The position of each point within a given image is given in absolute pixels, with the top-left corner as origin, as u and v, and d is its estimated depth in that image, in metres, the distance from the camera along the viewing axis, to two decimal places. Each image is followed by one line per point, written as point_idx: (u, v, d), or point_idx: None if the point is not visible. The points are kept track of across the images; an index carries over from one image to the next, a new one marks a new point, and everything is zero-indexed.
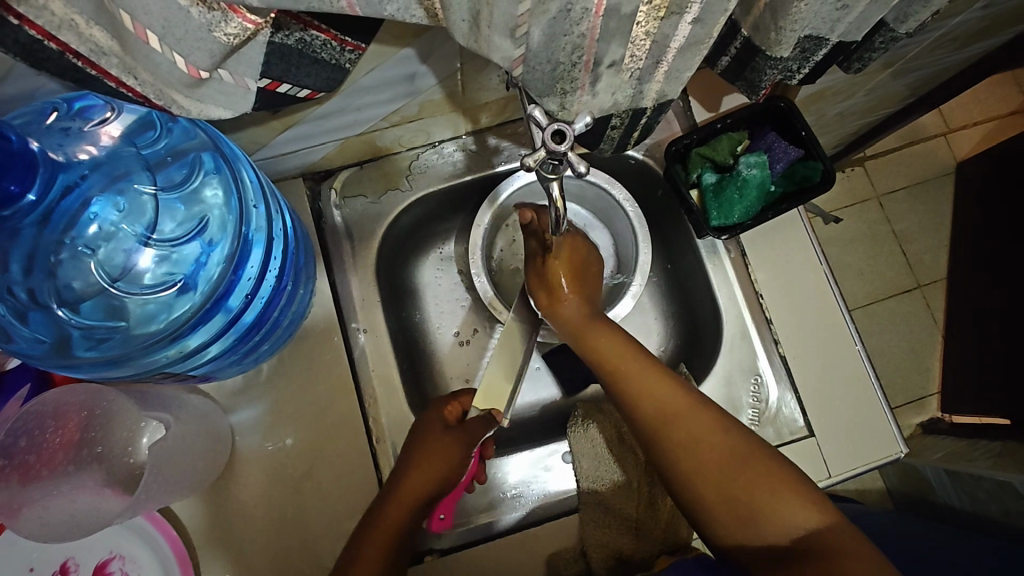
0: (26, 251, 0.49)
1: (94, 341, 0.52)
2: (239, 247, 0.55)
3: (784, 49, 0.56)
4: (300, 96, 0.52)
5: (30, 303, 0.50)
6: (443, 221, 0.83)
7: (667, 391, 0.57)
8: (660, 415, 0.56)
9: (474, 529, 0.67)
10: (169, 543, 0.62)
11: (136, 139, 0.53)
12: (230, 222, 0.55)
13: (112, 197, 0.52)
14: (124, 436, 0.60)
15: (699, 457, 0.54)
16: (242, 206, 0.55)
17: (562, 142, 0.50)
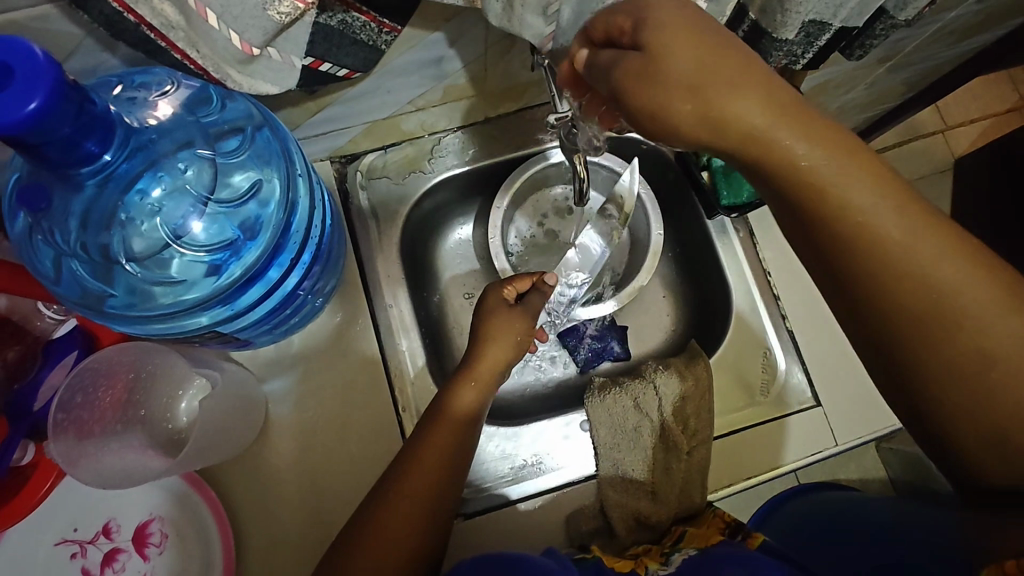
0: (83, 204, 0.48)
1: (129, 300, 0.52)
2: (280, 238, 0.55)
3: (789, 31, 0.60)
4: (339, 75, 0.56)
5: (79, 254, 0.50)
6: (461, 206, 0.86)
7: (972, 288, 0.40)
8: (918, 282, 0.40)
9: (497, 495, 0.70)
10: (203, 500, 0.64)
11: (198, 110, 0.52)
12: (279, 211, 0.55)
13: (173, 162, 0.52)
14: (164, 401, 0.64)
15: (980, 330, 0.40)
16: (289, 200, 0.56)
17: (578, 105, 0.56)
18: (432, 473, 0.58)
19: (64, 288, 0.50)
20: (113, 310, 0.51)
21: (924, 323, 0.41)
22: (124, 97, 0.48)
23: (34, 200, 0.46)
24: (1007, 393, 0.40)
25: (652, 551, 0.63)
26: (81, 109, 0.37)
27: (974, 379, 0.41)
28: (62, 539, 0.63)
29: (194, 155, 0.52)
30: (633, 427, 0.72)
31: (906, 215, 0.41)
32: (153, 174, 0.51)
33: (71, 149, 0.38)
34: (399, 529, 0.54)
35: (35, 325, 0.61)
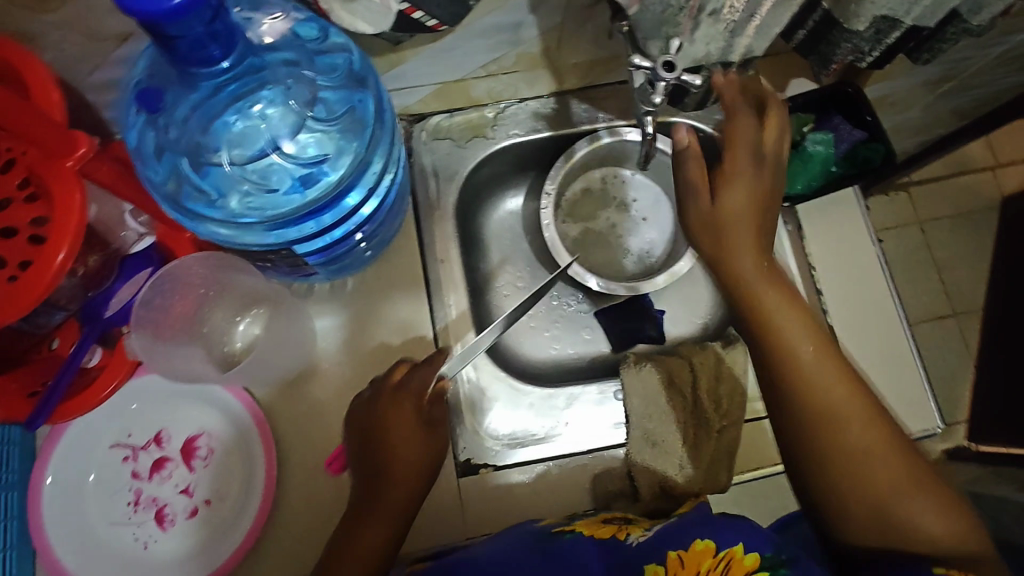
0: (194, 105, 0.51)
1: (202, 199, 0.55)
2: (340, 188, 0.57)
3: (862, 22, 0.62)
4: (427, 26, 0.59)
5: (178, 150, 0.53)
6: (514, 177, 0.89)
7: (843, 388, 0.57)
8: (827, 394, 0.56)
9: (526, 453, 0.72)
10: (251, 418, 0.68)
11: (308, 41, 0.55)
12: (349, 163, 0.56)
13: (278, 81, 0.53)
14: (224, 324, 0.69)
15: (852, 428, 0.56)
16: (362, 157, 0.57)
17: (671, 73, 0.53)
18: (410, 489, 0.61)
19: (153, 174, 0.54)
20: (188, 205, 0.54)
21: (821, 419, 0.56)
22: (245, 15, 0.51)
23: (151, 99, 0.49)
24: (856, 490, 0.55)
25: (637, 519, 0.64)
26: (216, 14, 0.40)
27: (851, 465, 0.55)
28: (117, 443, 0.67)
29: (299, 78, 0.54)
30: (665, 400, 0.73)
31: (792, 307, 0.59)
32: (258, 89, 0.53)
33: (198, 50, 0.42)
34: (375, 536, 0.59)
35: (119, 235, 0.65)
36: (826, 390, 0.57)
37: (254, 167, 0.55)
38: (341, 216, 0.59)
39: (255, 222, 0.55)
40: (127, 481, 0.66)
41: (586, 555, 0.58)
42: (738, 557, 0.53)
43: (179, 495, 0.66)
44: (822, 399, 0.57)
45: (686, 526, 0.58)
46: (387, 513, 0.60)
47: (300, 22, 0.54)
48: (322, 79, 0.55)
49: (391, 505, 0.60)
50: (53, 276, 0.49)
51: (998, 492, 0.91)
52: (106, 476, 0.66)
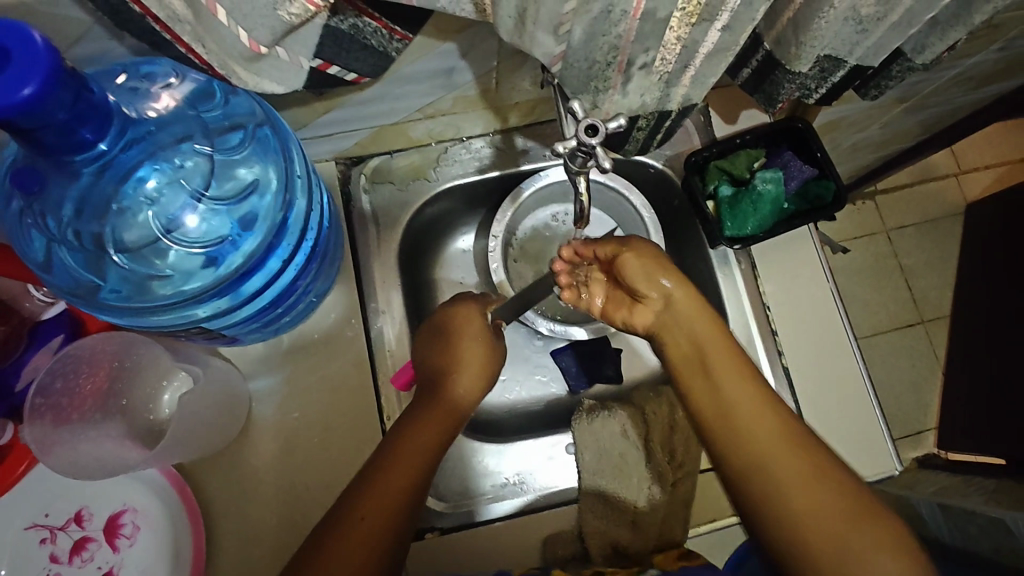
0: (80, 194, 0.47)
1: (120, 291, 0.52)
2: (270, 240, 0.54)
3: (803, 64, 0.60)
4: (347, 80, 0.56)
5: (77, 245, 0.50)
6: (463, 216, 0.85)
7: (760, 411, 0.54)
8: (755, 441, 0.53)
9: (475, 511, 0.69)
10: (179, 496, 0.64)
11: (197, 105, 0.52)
12: (271, 212, 0.54)
13: (169, 154, 0.50)
14: (146, 393, 0.63)
15: (791, 486, 0.50)
16: (285, 201, 0.55)
17: (593, 136, 0.49)
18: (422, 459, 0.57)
19: (51, 272, 0.49)
20: (107, 303, 0.51)
21: (761, 496, 0.51)
22: (127, 87, 0.48)
23: (27, 182, 0.46)
24: (793, 500, 0.49)
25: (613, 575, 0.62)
26: (78, 97, 0.37)
27: (814, 562, 0.47)
28: (33, 524, 0.62)
29: (192, 149, 0.51)
30: (618, 454, 0.70)
31: (742, 390, 0.56)
32: (149, 166, 0.50)
33: (65, 137, 0.38)
34: (388, 492, 0.53)
35: (23, 306, 0.60)
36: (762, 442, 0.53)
37: (172, 246, 0.52)
38: (276, 269, 0.56)
39: (188, 299, 0.52)
40: (45, 566, 0.62)
41: None
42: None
43: None
44: (780, 500, 0.49)
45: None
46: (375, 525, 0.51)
47: (195, 84, 0.50)
48: (220, 145, 0.53)
49: (378, 510, 0.52)
50: None
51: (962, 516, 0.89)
52: (20, 562, 0.61)
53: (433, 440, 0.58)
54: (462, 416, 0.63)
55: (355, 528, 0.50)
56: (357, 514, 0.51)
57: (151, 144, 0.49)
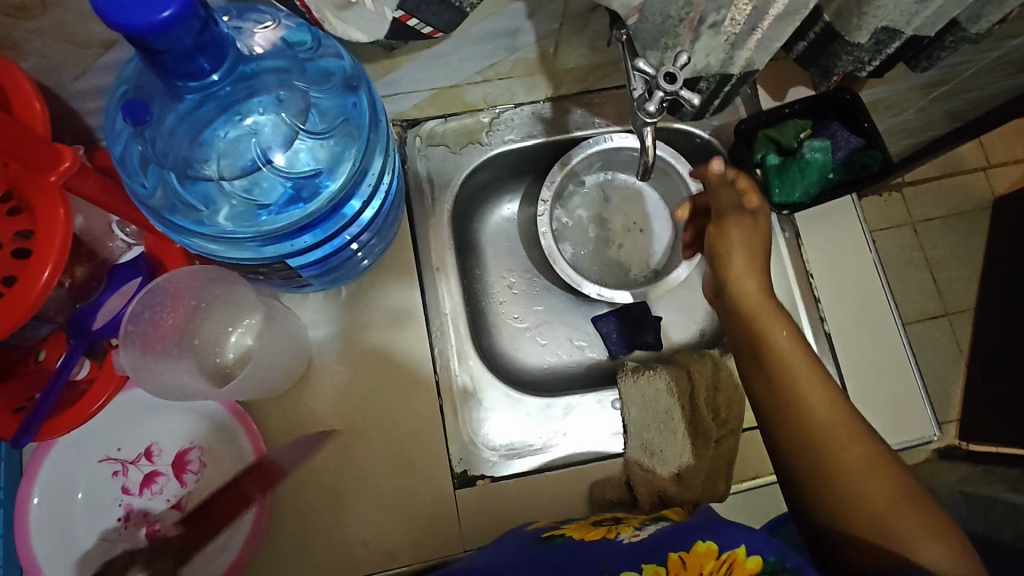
0: (182, 116, 0.50)
1: (193, 210, 0.54)
2: (337, 197, 0.57)
3: (862, 35, 0.62)
4: (423, 33, 0.58)
5: (167, 162, 0.52)
6: (509, 183, 0.87)
7: (820, 389, 0.57)
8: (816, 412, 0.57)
9: (524, 464, 0.71)
10: (251, 444, 0.66)
11: (299, 48, 0.53)
12: (346, 169, 0.56)
13: (269, 91, 0.52)
14: (216, 334, 0.66)
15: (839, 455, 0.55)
16: (361, 163, 0.57)
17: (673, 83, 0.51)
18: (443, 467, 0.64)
19: (143, 188, 0.53)
20: (176, 217, 0.54)
21: (828, 480, 0.55)
22: (232, 26, 0.50)
23: (136, 110, 0.48)
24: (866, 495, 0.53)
25: (626, 520, 0.63)
26: (205, 27, 0.39)
27: (865, 525, 0.52)
28: (106, 457, 0.65)
29: (291, 89, 0.52)
30: (663, 410, 0.72)
31: (806, 363, 0.59)
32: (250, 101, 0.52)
33: (185, 63, 0.41)
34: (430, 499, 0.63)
35: (107, 246, 0.64)
36: (826, 424, 0.56)
37: (250, 177, 0.55)
38: (338, 224, 0.59)
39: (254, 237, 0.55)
40: (117, 497, 0.65)
41: (580, 551, 0.54)
42: (740, 561, 0.48)
43: (169, 510, 0.65)
44: (835, 459, 0.55)
45: (685, 530, 0.55)
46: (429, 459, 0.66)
47: (291, 30, 0.53)
48: (314, 88, 0.54)
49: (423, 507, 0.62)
50: (39, 293, 0.48)
51: (990, 495, 0.91)
52: (94, 490, 0.65)
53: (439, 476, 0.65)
54: None
55: None
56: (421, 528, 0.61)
57: (254, 81, 0.50)
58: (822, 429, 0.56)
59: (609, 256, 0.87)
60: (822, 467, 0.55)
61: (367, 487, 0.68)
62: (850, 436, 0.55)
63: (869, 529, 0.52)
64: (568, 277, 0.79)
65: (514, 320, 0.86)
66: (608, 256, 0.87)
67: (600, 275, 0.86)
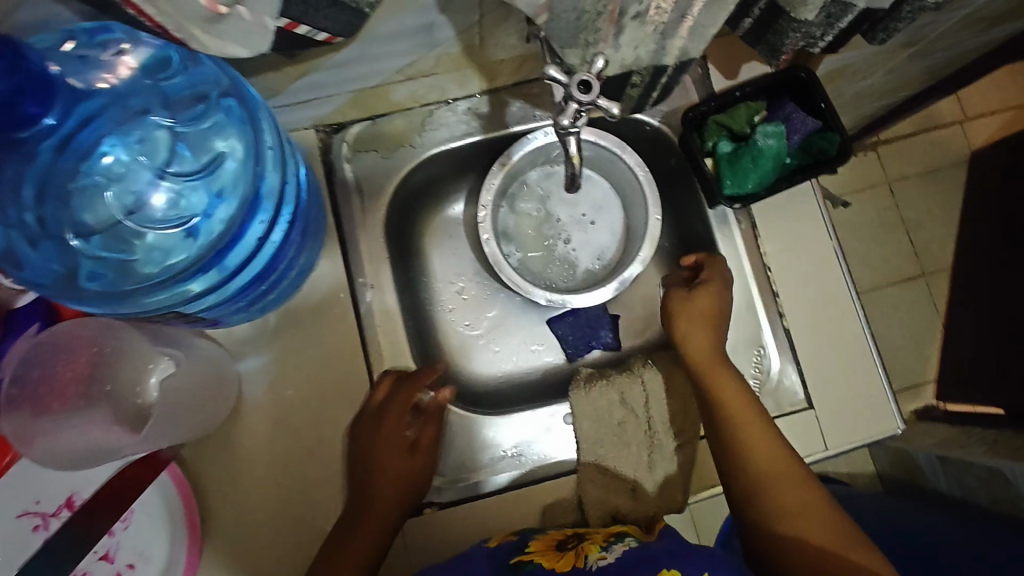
0: (40, 177, 0.50)
1: (102, 276, 0.53)
2: (246, 202, 0.54)
3: (809, 11, 0.56)
4: (318, 40, 0.52)
5: (41, 232, 0.51)
6: (450, 182, 0.82)
7: (750, 408, 0.64)
8: (744, 429, 0.63)
9: (476, 486, 0.68)
10: (179, 495, 0.64)
11: (152, 73, 0.52)
12: (241, 169, 0.54)
13: (121, 131, 0.53)
14: (133, 374, 0.60)
15: (763, 465, 0.61)
16: (257, 153, 0.54)
17: (588, 93, 0.48)
18: (400, 490, 0.65)
19: (30, 273, 0.50)
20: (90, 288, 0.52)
21: (762, 489, 0.60)
22: (76, 55, 0.46)
23: None
24: (793, 505, 0.59)
25: (591, 535, 0.62)
26: (13, 68, 0.39)
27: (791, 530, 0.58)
28: (23, 512, 0.60)
29: (148, 122, 0.53)
30: (617, 421, 0.69)
31: (738, 391, 0.65)
32: (104, 143, 0.52)
33: (9, 108, 0.41)
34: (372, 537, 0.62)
35: None
36: (756, 442, 0.62)
37: (139, 226, 0.54)
38: (267, 228, 0.56)
39: (179, 271, 0.53)
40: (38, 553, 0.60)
41: None
42: None
43: (98, 561, 0.61)
44: (764, 470, 0.61)
45: (652, 555, 0.56)
46: (390, 491, 0.65)
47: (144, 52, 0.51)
48: (176, 113, 0.54)
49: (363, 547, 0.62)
50: None
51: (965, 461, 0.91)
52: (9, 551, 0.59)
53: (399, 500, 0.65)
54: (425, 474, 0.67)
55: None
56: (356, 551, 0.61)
57: (99, 124, 0.51)
58: (753, 447, 0.62)
59: (560, 254, 0.82)
60: (758, 483, 0.61)
61: (314, 519, 0.66)
62: (781, 457, 0.62)
63: (803, 538, 0.57)
64: (513, 282, 0.74)
65: (466, 328, 0.82)
66: (560, 253, 0.82)
67: (551, 274, 0.82)
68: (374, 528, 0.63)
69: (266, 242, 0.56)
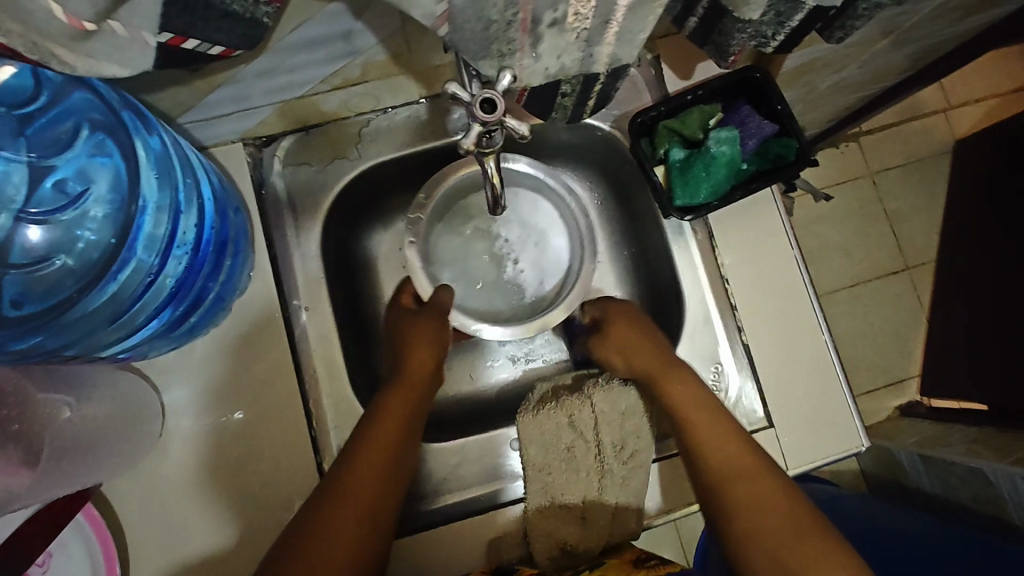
0: None
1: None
2: (133, 209, 0.57)
3: (753, 10, 0.51)
4: (213, 54, 0.48)
5: None
6: (395, 193, 0.77)
7: (697, 397, 0.61)
8: (694, 419, 0.60)
9: (418, 516, 0.66)
10: (99, 540, 0.60)
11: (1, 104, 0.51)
12: (119, 179, 0.57)
13: None
14: (44, 415, 0.54)
15: (712, 454, 0.56)
16: (135, 162, 0.56)
17: (492, 111, 0.47)
18: (385, 465, 0.55)
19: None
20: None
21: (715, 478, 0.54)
22: None
23: None
24: (741, 486, 0.52)
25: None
26: None
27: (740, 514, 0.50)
28: None
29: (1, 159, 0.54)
30: (565, 446, 0.66)
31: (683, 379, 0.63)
32: None
33: None
34: (348, 513, 0.50)
35: None
36: (700, 428, 0.59)
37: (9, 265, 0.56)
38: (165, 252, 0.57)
39: (77, 296, 0.56)
40: None
41: None
42: None
43: None
44: (714, 455, 0.56)
45: None
46: (368, 482, 0.53)
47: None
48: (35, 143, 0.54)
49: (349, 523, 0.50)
50: None
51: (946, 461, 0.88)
52: None
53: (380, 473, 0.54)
54: (408, 453, 0.58)
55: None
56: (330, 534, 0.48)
57: None
58: (702, 435, 0.58)
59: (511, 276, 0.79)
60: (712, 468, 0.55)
61: (247, 553, 0.62)
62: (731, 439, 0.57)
63: (749, 516, 0.49)
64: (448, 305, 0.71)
65: None
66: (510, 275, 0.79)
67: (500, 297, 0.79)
68: (347, 539, 0.49)
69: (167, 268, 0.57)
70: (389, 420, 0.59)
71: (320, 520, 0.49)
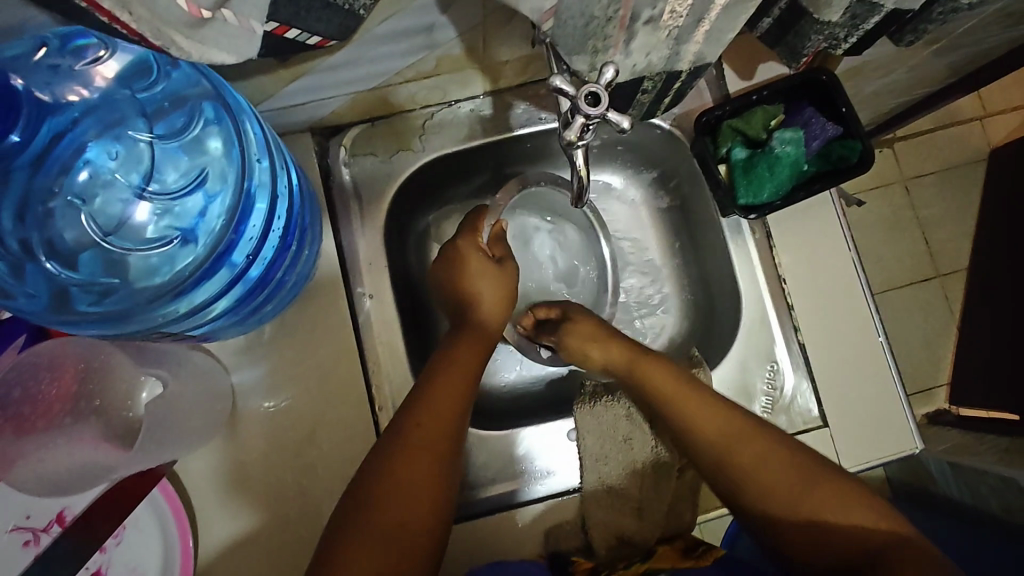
0: (21, 195, 0.53)
1: (103, 295, 0.56)
2: (240, 200, 0.57)
3: (833, 13, 0.52)
4: (311, 45, 0.49)
5: (24, 254, 0.54)
6: (450, 185, 0.79)
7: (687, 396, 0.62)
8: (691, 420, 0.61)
9: (475, 502, 0.66)
10: (172, 514, 0.61)
11: (131, 83, 0.54)
12: (230, 169, 0.57)
13: (105, 149, 0.56)
14: (123, 389, 0.60)
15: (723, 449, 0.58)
16: (243, 159, 0.57)
17: (597, 105, 0.46)
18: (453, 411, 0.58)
19: (24, 302, 0.52)
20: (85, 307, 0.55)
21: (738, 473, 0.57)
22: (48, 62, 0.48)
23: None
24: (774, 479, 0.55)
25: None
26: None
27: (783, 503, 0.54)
28: (14, 527, 0.58)
29: (119, 139, 0.56)
30: (623, 438, 0.68)
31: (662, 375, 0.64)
32: (81, 161, 0.55)
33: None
34: (420, 458, 0.55)
35: None
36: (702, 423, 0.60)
37: (114, 249, 0.57)
38: (255, 244, 0.58)
39: (176, 284, 0.57)
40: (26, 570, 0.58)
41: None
42: None
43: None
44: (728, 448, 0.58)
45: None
46: (428, 436, 0.56)
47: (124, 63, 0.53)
48: (154, 125, 0.57)
49: (422, 473, 0.54)
50: None
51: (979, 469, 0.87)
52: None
53: (450, 422, 0.58)
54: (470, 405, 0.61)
55: (381, 504, 0.52)
56: (395, 471, 0.53)
57: (76, 138, 0.54)
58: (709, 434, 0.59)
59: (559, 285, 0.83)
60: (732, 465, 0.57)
61: (306, 532, 0.64)
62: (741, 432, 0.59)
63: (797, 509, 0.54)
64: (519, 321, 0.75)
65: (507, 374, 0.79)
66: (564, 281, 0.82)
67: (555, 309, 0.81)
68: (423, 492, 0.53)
69: (258, 252, 0.58)
70: (450, 381, 0.60)
71: (392, 462, 0.54)
